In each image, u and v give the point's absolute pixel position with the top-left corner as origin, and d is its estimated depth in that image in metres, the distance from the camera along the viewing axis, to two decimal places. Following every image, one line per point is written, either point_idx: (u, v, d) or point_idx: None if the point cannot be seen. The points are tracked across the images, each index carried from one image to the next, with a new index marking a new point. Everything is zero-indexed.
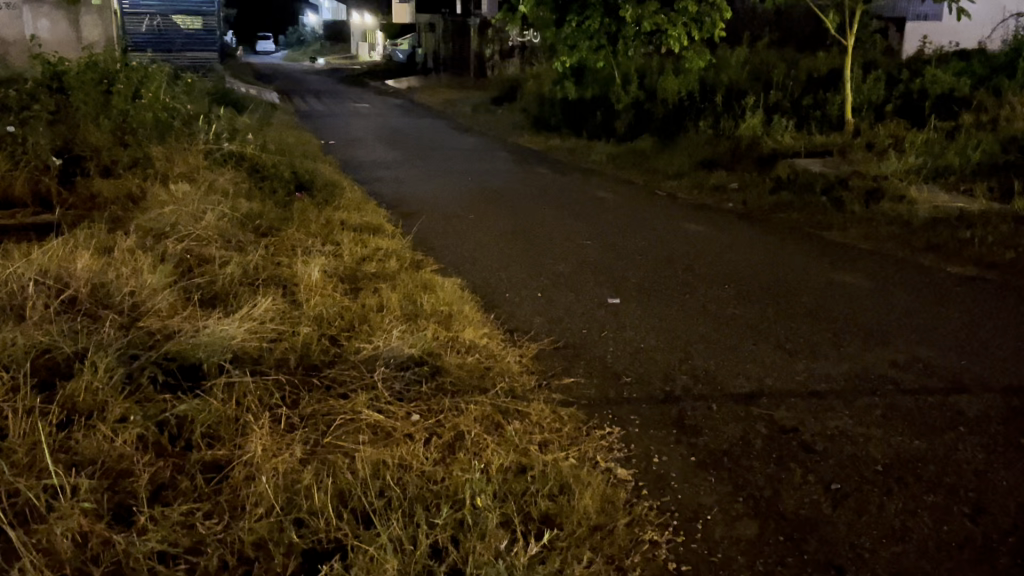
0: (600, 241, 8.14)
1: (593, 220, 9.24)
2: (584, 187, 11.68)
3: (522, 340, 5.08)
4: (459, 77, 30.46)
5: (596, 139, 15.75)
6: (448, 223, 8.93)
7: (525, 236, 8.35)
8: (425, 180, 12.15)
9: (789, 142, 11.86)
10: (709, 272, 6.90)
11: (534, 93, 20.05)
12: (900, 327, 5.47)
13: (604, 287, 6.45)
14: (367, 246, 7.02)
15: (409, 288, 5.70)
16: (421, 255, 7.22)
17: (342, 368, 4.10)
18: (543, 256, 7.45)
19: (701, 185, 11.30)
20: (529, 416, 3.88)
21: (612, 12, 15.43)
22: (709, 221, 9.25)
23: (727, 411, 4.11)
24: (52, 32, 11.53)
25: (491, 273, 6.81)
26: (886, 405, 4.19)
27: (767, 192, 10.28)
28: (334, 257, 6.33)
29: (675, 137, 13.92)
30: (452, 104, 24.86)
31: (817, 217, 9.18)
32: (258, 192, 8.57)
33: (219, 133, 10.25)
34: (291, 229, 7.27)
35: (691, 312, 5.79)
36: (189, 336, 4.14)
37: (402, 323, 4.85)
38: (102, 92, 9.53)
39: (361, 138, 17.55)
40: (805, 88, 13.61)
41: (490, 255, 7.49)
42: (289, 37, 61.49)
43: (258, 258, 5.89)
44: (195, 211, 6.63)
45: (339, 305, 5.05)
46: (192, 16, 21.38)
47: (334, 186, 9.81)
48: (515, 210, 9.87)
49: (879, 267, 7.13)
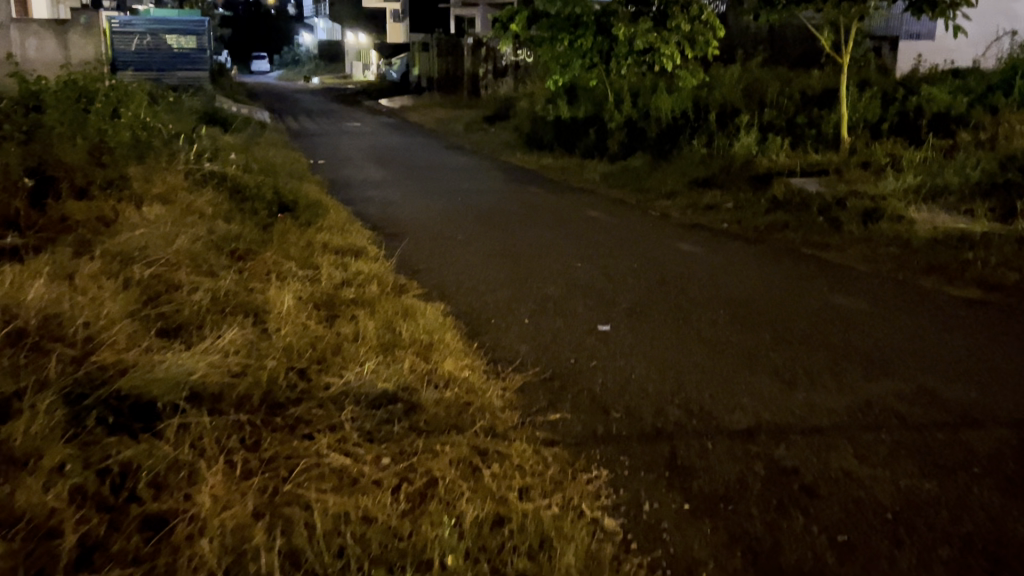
0: (591, 262, 7.88)
1: (583, 240, 9.00)
2: (576, 207, 11.43)
3: (505, 370, 4.80)
4: (453, 95, 30.32)
5: (589, 158, 15.54)
6: (434, 245, 8.68)
7: (513, 257, 8.09)
8: (414, 200, 11.92)
9: (785, 162, 11.66)
10: (702, 295, 6.64)
11: (527, 111, 19.88)
12: (903, 354, 5.20)
13: (594, 311, 6.18)
14: (347, 270, 6.75)
15: (388, 316, 5.43)
16: (403, 278, 6.96)
17: (309, 406, 3.82)
18: (532, 279, 7.18)
19: (696, 204, 11.07)
20: (509, 458, 3.59)
21: (604, 31, 15.28)
22: (702, 241, 9.00)
23: (723, 449, 3.83)
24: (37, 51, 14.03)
25: (475, 298, 6.54)
26: (892, 442, 3.91)
27: (762, 211, 10.03)
28: (309, 282, 6.06)
29: (668, 155, 13.71)
30: (444, 123, 24.67)
31: (813, 238, 8.94)
32: (238, 212, 8.32)
33: (200, 152, 10.02)
34: (268, 251, 7.01)
35: (685, 339, 5.51)
36: (145, 370, 3.85)
37: (378, 355, 4.57)
38: (80, 111, 9.29)
39: (351, 157, 17.33)
40: (800, 107, 13.43)
41: (476, 278, 7.23)
42: (284, 58, 61.54)
43: (229, 283, 5.62)
44: (165, 234, 6.37)
45: (312, 335, 4.77)
46: (186, 35, 21.22)
47: (318, 207, 9.55)
48: (503, 230, 9.63)
49: (879, 290, 6.87)
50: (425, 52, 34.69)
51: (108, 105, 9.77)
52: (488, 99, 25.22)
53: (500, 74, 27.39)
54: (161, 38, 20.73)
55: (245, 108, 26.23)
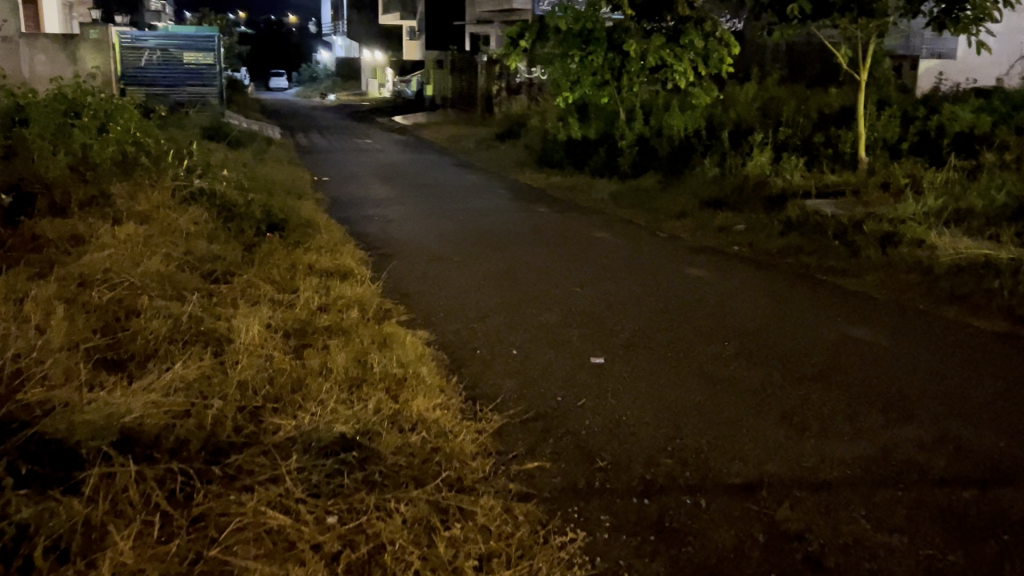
0: (590, 287, 7.45)
1: (586, 263, 8.60)
2: (582, 227, 11.02)
3: (484, 410, 4.38)
4: (466, 113, 30.08)
5: (598, 177, 15.14)
6: (429, 267, 8.29)
7: (510, 281, 7.69)
8: (415, 219, 11.56)
9: (800, 182, 11.22)
10: (708, 325, 6.19)
11: (538, 129, 19.55)
12: (923, 395, 4.74)
13: (590, 342, 5.73)
14: (329, 294, 6.36)
15: (363, 346, 5.02)
16: (389, 305, 6.55)
17: (253, 454, 3.41)
18: (526, 305, 6.75)
19: (706, 225, 10.64)
20: (473, 517, 3.17)
21: (615, 47, 14.91)
22: (710, 265, 8.57)
23: (718, 508, 3.39)
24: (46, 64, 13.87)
25: (464, 325, 6.13)
26: (910, 502, 3.46)
27: (776, 234, 9.59)
28: (282, 308, 5.67)
29: (680, 175, 13.30)
30: (455, 141, 24.37)
31: (828, 263, 8.49)
32: (224, 231, 7.99)
33: (191, 168, 9.69)
34: (249, 273, 6.64)
35: (685, 375, 5.06)
36: (71, 411, 3.45)
37: (342, 391, 4.17)
38: (66, 125, 8.98)
39: (357, 175, 17.00)
40: (816, 126, 12.99)
41: (469, 303, 6.82)
42: (301, 75, 61.72)
43: (194, 309, 5.24)
44: (136, 254, 6.01)
45: (271, 370, 4.38)
46: (203, 52, 21.13)
47: (312, 226, 9.20)
48: (503, 251, 9.23)
49: (897, 320, 6.41)
50: (440, 68, 34.48)
51: (98, 120, 9.47)
52: (501, 117, 24.89)
53: (513, 90, 27.04)
54: (171, 54, 20.63)
55: (256, 124, 26.05)
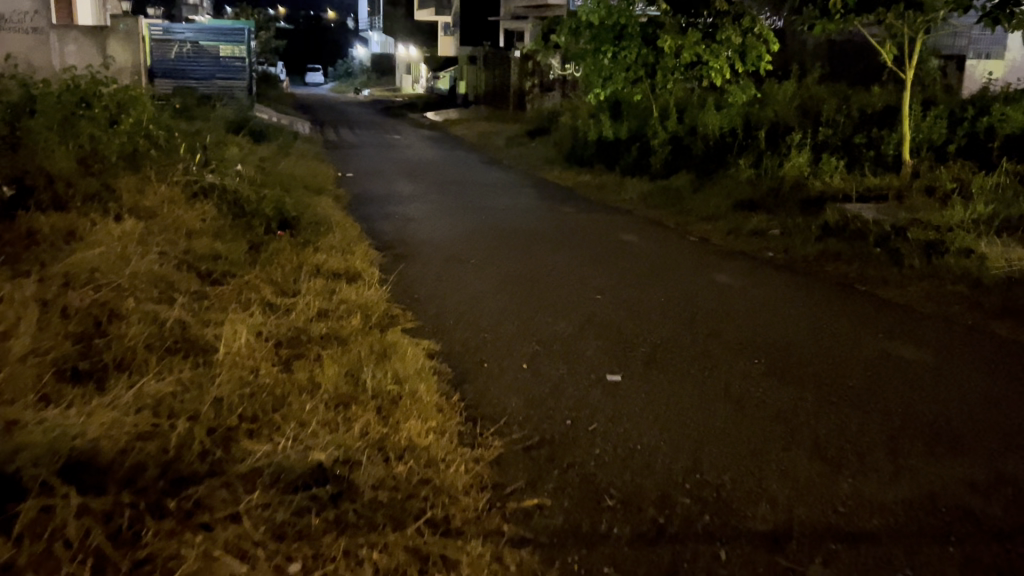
0: (612, 293, 7.02)
1: (610, 267, 8.16)
2: (608, 228, 10.58)
3: (484, 435, 3.98)
4: (499, 109, 29.69)
5: (629, 176, 14.67)
6: (445, 269, 7.91)
7: (528, 285, 7.27)
8: (437, 217, 11.19)
9: (839, 185, 10.68)
10: (736, 338, 5.74)
11: (568, 126, 19.11)
12: (975, 426, 4.26)
13: (607, 356, 5.31)
14: (332, 299, 6.00)
15: (358, 358, 4.65)
16: (396, 311, 6.18)
17: (214, 486, 3.05)
18: (542, 313, 6.34)
19: (739, 228, 10.14)
20: (457, 568, 2.79)
21: (649, 42, 14.40)
22: (740, 271, 8.09)
23: (740, 562, 2.98)
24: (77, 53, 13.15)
25: (473, 334, 5.74)
26: (962, 560, 3.01)
27: (812, 239, 9.08)
28: (276, 314, 5.30)
29: (713, 176, 12.80)
30: (485, 137, 24.01)
31: (868, 272, 7.97)
32: (232, 228, 7.68)
33: (204, 162, 9.41)
34: (249, 275, 6.31)
35: (709, 396, 4.62)
36: (19, 432, 3.10)
37: (327, 412, 3.79)
38: (77, 116, 8.72)
39: (383, 171, 16.69)
40: (857, 126, 12.43)
41: (481, 310, 6.41)
42: (337, 71, 61.76)
43: (181, 313, 4.90)
44: (130, 252, 5.70)
45: (251, 386, 4.00)
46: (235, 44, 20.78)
47: (325, 223, 8.88)
48: (524, 252, 8.82)
49: (944, 337, 5.91)
50: (473, 65, 34.11)
51: (110, 113, 9.22)
52: (532, 113, 24.45)
53: (546, 87, 26.57)
54: (201, 47, 20.64)
55: (285, 118, 25.89)
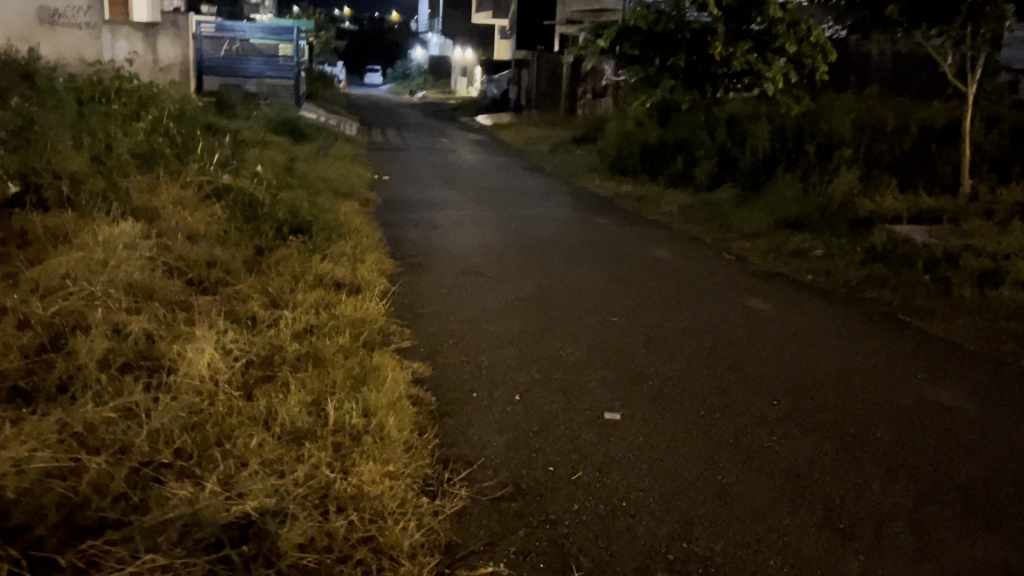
0: (630, 316, 6.54)
1: (633, 286, 7.66)
2: (641, 243, 10.04)
3: (452, 480, 3.57)
4: (549, 114, 29.26)
5: (672, 187, 14.12)
6: (458, 283, 7.49)
7: (541, 303, 6.82)
8: (465, 225, 10.80)
9: (891, 204, 10.04)
10: (757, 372, 5.24)
11: (613, 132, 18.59)
12: (1018, 493, 3.74)
13: (610, 389, 4.84)
14: (323, 313, 5.61)
15: (329, 386, 4.26)
16: (394, 329, 5.79)
17: (117, 539, 2.68)
18: (550, 335, 5.89)
19: (781, 246, 9.55)
20: None
21: (699, 50, 13.68)
22: (774, 295, 7.54)
23: None
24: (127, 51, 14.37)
25: (470, 359, 5.32)
26: None
27: (856, 262, 8.45)
28: (252, 332, 4.93)
29: (757, 191, 12.20)
30: (531, 142, 23.60)
31: (914, 301, 7.34)
32: (238, 234, 7.39)
33: (223, 162, 9.10)
34: (241, 284, 5.96)
35: (715, 441, 4.15)
36: None
37: (273, 448, 3.42)
38: (94, 113, 8.52)
39: (419, 175, 16.36)
40: (914, 143, 11.74)
41: (486, 330, 5.99)
42: (394, 72, 61.94)
43: (150, 325, 4.57)
44: (112, 258, 5.39)
45: (197, 415, 3.64)
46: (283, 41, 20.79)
47: (341, 229, 8.53)
48: (545, 266, 8.37)
49: (990, 379, 5.35)
50: (525, 69, 33.60)
51: (129, 109, 8.98)
52: (580, 120, 23.89)
53: (597, 94, 25.98)
54: (250, 45, 20.43)
55: (332, 118, 25.76)
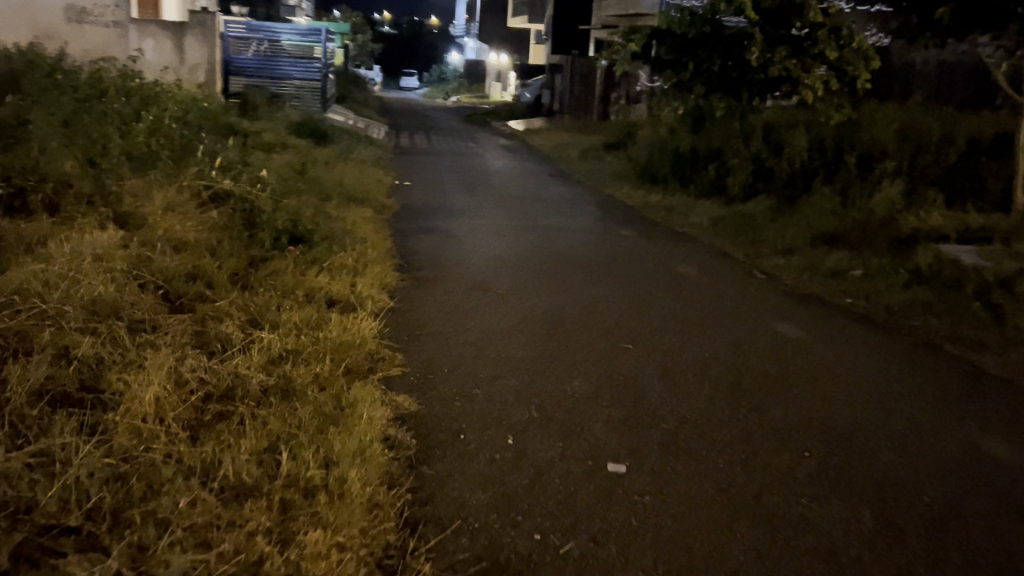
0: (648, 340, 5.96)
1: (653, 305, 7.07)
2: (666, 258, 9.44)
3: (417, 551, 3.06)
4: (583, 119, 28.62)
5: (703, 197, 13.48)
6: (464, 299, 6.96)
7: (551, 324, 6.26)
8: (482, 235, 10.28)
9: (938, 221, 9.35)
10: (787, 414, 4.64)
11: (645, 139, 17.96)
12: None
13: (616, 432, 4.28)
14: (306, 335, 5.12)
15: (294, 427, 3.76)
16: (385, 353, 5.28)
17: None
18: (557, 364, 5.34)
19: (818, 263, 8.90)
20: None
21: (735, 56, 12.88)
22: (807, 318, 6.92)
23: None
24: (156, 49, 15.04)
25: (463, 390, 4.78)
26: None
27: (899, 285, 7.80)
28: (218, 359, 4.43)
29: (793, 204, 11.55)
30: (563, 148, 23.01)
31: (963, 330, 6.67)
32: (232, 243, 6.95)
33: (226, 165, 8.68)
34: (222, 300, 5.50)
35: (734, 504, 3.58)
36: None
37: (206, 509, 2.94)
38: (91, 112, 8.13)
39: (442, 180, 15.87)
40: (964, 156, 11.00)
41: (487, 356, 5.44)
42: (430, 76, 61.71)
43: (103, 349, 4.11)
44: (76, 270, 4.95)
45: (129, 463, 3.16)
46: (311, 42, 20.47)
47: (346, 239, 8.04)
48: (561, 282, 7.81)
49: None
50: (560, 73, 32.98)
51: (131, 108, 8.61)
52: (614, 125, 23.25)
53: (632, 99, 25.31)
54: (278, 46, 20.19)
55: (361, 121, 25.45)
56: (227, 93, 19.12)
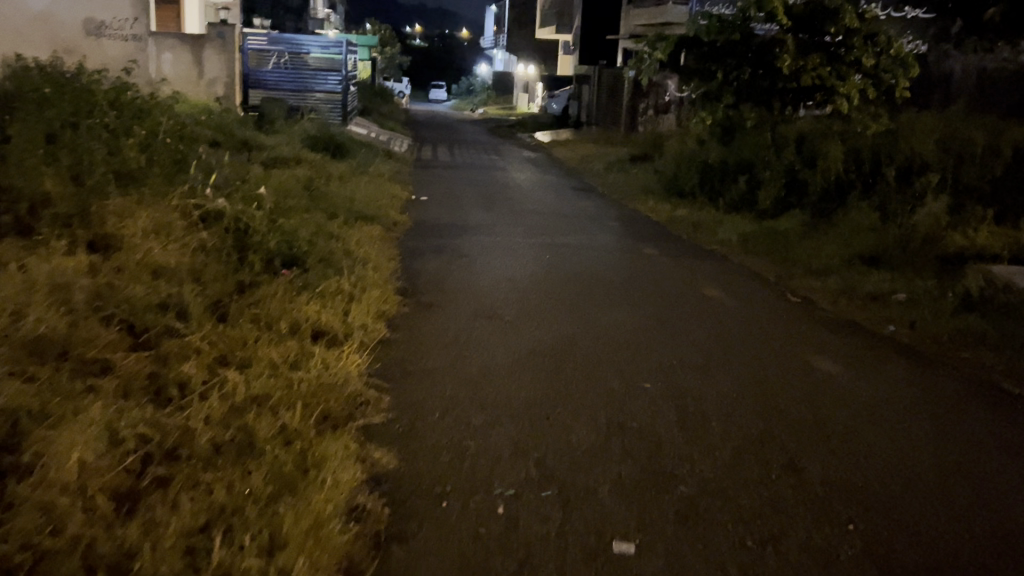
0: (668, 376, 5.36)
1: (675, 333, 6.44)
2: (691, 279, 8.78)
3: None
4: (610, 131, 28.00)
5: (732, 212, 12.82)
6: (468, 328, 6.38)
7: (561, 357, 5.68)
8: (496, 255, 9.68)
9: (986, 240, 8.65)
10: (824, 475, 4.03)
11: (670, 150, 17.33)
12: None
13: (624, 496, 3.69)
14: (279, 377, 4.56)
15: (242, 500, 3.22)
16: (371, 394, 4.72)
17: None
18: (563, 405, 4.76)
19: (855, 284, 8.23)
20: None
21: (765, 63, 12.25)
22: (845, 350, 6.28)
23: None
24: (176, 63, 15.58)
25: (453, 441, 4.20)
26: None
27: (946, 312, 7.12)
28: (169, 411, 3.90)
29: (828, 219, 10.88)
30: (587, 160, 22.45)
31: (1020, 365, 5.99)
32: (220, 266, 6.47)
33: (222, 183, 8.21)
34: (194, 334, 4.99)
35: None
36: None
37: None
38: (77, 126, 7.70)
39: (461, 194, 15.35)
40: (1013, 167, 10.25)
41: (484, 396, 4.85)
42: (458, 88, 61.42)
43: (35, 397, 3.59)
44: (25, 304, 4.47)
45: (30, 554, 2.64)
46: (329, 56, 20.03)
47: (345, 261, 7.52)
48: (576, 306, 7.22)
49: None
50: (587, 84, 32.34)
51: (121, 123, 8.13)
52: (640, 137, 22.57)
53: (660, 110, 24.65)
54: (300, 58, 19.82)
55: (383, 134, 24.99)
56: (246, 106, 18.70)
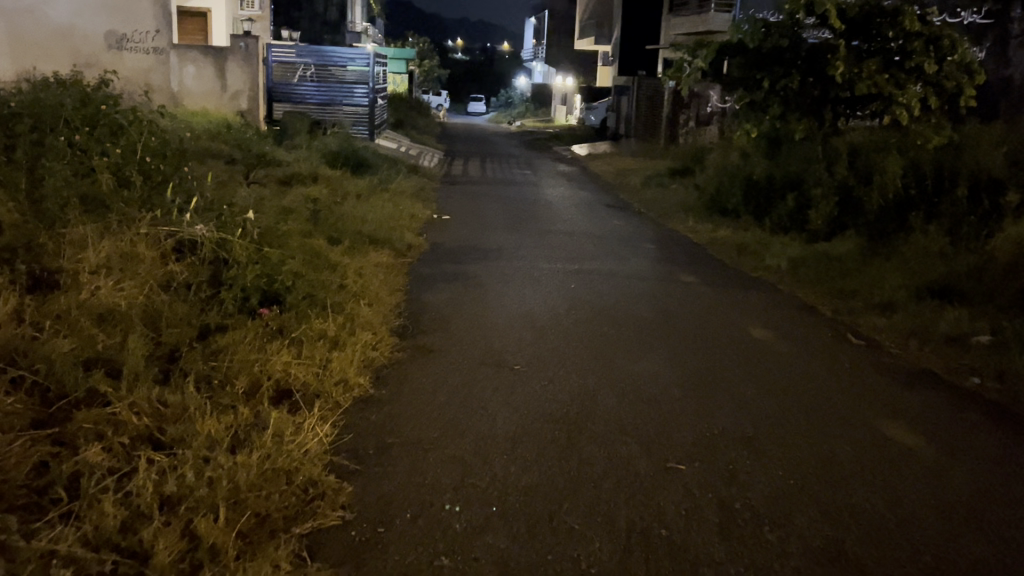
0: (706, 453, 4.31)
1: (716, 390, 5.38)
2: (735, 315, 7.70)
3: None
4: (649, 142, 26.82)
5: (779, 232, 11.68)
6: (469, 383, 5.38)
7: (577, 424, 4.68)
8: (515, 284, 8.69)
9: None
10: None
11: (713, 164, 16.17)
12: None
13: None
14: (209, 462, 3.60)
15: None
16: (329, 481, 3.75)
17: None
18: (573, 498, 3.74)
19: (926, 323, 7.08)
20: None
21: (816, 70, 11.09)
22: (924, 412, 5.18)
23: None
24: (196, 76, 14.39)
25: (418, 560, 3.21)
26: None
27: None
28: (40, 527, 2.97)
29: (888, 244, 9.70)
30: (624, 174, 21.37)
31: None
32: (183, 304, 5.57)
33: (206, 207, 7.33)
34: (122, 399, 4.06)
35: None
36: None
37: None
38: (44, 146, 6.89)
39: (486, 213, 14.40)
40: None
41: (471, 484, 3.86)
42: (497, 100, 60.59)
43: None
44: None
45: None
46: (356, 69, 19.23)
47: (336, 297, 6.58)
48: (601, 351, 6.20)
49: None
50: (625, 95, 31.17)
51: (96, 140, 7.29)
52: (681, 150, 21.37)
53: (702, 121, 23.43)
54: (327, 70, 18.92)
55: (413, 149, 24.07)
56: (269, 120, 17.89)
